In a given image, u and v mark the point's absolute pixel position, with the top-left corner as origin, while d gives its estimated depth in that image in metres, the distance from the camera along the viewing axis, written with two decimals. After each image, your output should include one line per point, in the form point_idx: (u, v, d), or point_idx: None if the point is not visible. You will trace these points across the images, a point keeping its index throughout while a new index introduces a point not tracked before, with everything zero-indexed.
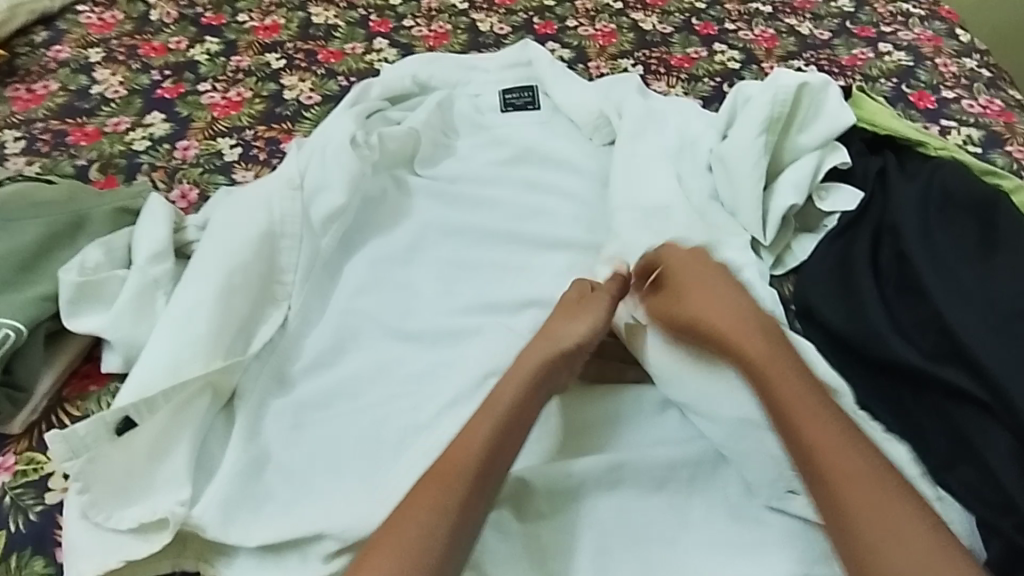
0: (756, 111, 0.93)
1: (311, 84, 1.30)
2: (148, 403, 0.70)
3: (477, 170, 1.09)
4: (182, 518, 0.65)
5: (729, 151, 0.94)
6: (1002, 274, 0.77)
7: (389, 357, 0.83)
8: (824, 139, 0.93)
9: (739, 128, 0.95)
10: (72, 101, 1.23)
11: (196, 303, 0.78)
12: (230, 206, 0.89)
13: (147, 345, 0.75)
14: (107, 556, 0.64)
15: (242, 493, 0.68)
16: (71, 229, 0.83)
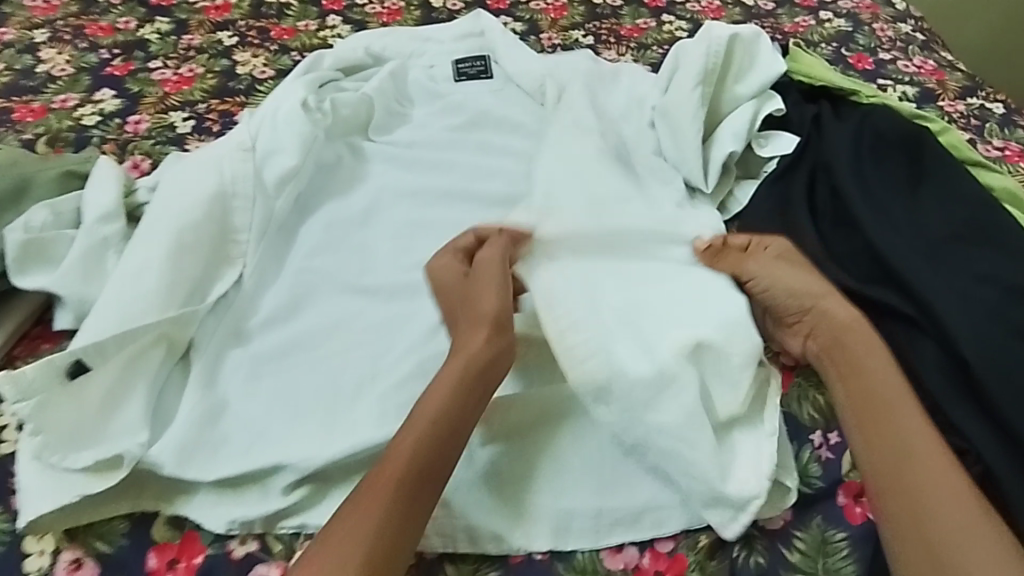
0: (696, 63, 0.97)
1: (264, 59, 1.30)
2: (98, 349, 0.69)
3: (431, 134, 1.10)
4: (137, 457, 0.66)
5: (674, 104, 0.97)
6: (930, 205, 0.81)
7: (345, 309, 0.82)
8: (760, 88, 0.96)
9: (681, 80, 0.98)
10: (17, 80, 1.21)
11: (146, 257, 0.77)
12: (181, 167, 0.89)
13: (98, 300, 0.75)
14: (62, 495, 0.64)
15: (201, 435, 0.69)
16: (16, 191, 0.82)
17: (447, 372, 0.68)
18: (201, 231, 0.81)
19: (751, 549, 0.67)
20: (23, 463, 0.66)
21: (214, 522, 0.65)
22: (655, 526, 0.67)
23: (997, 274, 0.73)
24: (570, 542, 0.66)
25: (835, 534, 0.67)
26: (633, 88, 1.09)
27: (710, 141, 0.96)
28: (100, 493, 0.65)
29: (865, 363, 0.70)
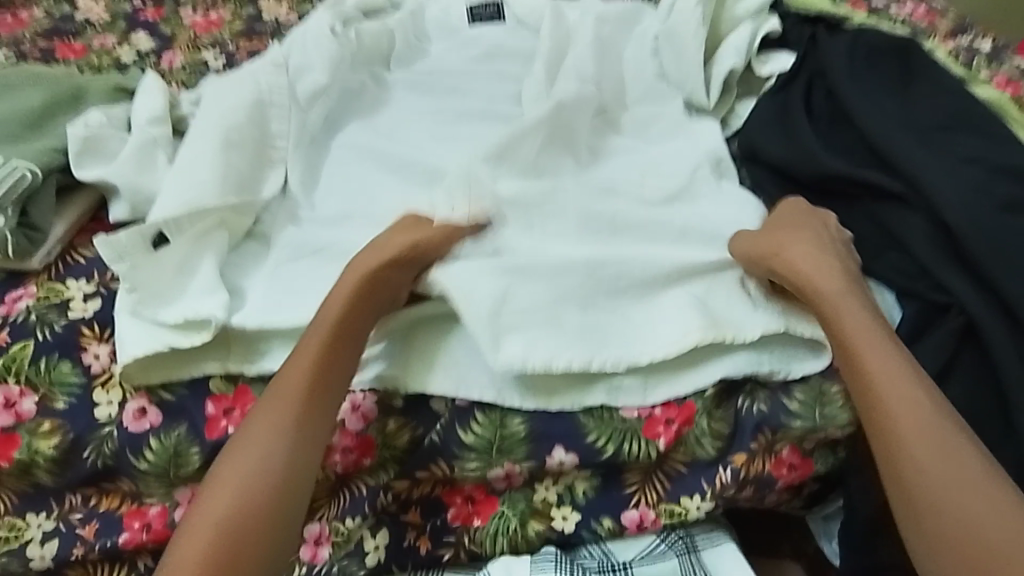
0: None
1: (288, 6, 1.37)
2: (177, 223, 0.77)
3: (449, 66, 1.17)
4: (221, 323, 0.71)
5: (681, 21, 1.03)
6: (918, 103, 0.88)
7: (376, 190, 0.88)
8: (758, 9, 1.03)
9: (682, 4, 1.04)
10: (58, 25, 1.29)
11: (200, 152, 0.84)
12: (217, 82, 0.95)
13: (162, 191, 0.81)
14: (153, 343, 0.71)
15: (270, 303, 0.74)
16: (72, 99, 0.89)
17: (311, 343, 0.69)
18: (246, 131, 0.88)
19: (753, 398, 0.74)
20: (119, 322, 0.73)
21: None
22: (666, 382, 0.73)
23: (980, 155, 0.80)
24: (588, 399, 0.72)
25: (831, 387, 0.74)
26: (640, 17, 1.15)
27: (713, 60, 1.02)
28: (188, 348, 0.72)
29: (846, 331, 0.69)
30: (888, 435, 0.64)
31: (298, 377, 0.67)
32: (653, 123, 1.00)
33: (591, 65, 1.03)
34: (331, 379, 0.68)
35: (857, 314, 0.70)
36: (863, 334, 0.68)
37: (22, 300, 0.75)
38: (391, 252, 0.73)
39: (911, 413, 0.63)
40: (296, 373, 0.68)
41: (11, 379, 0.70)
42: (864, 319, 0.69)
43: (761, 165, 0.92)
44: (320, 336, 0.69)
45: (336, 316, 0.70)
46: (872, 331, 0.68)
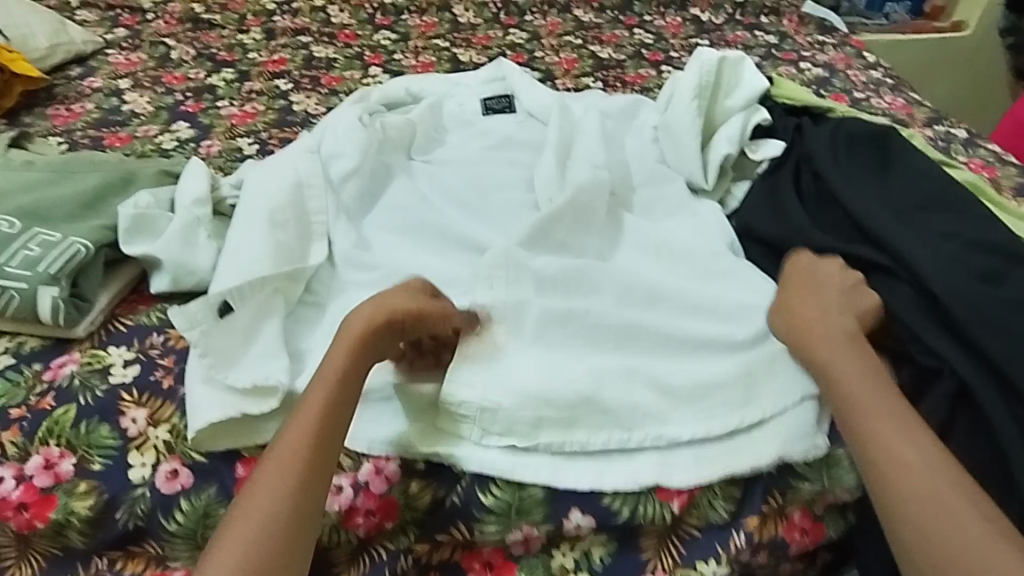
0: (690, 81, 1.13)
1: (317, 99, 1.49)
2: (240, 292, 0.84)
3: (465, 153, 1.28)
4: (287, 389, 0.76)
5: (678, 113, 1.12)
6: (897, 185, 0.96)
7: (408, 263, 0.95)
8: (748, 101, 1.12)
9: (678, 98, 1.14)
10: (106, 116, 1.40)
11: (244, 231, 0.91)
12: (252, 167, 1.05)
13: (218, 267, 0.87)
14: (225, 409, 0.74)
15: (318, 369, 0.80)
16: (124, 182, 0.97)
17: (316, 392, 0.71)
18: (284, 210, 0.95)
19: None
20: (190, 389, 0.77)
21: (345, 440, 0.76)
22: (698, 469, 0.75)
23: (958, 232, 0.86)
24: (609, 482, 0.74)
25: (836, 451, 0.77)
26: (638, 112, 1.27)
27: (709, 146, 1.11)
28: (256, 415, 0.75)
29: (844, 384, 0.73)
30: (885, 476, 0.67)
31: (307, 413, 0.70)
32: (655, 207, 1.08)
33: (601, 155, 1.12)
34: (336, 422, 0.70)
35: (860, 375, 0.73)
36: (860, 392, 0.72)
37: (67, 365, 0.80)
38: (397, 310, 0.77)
39: (904, 469, 0.66)
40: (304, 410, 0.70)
41: (53, 441, 0.74)
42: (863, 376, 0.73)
43: (757, 243, 0.99)
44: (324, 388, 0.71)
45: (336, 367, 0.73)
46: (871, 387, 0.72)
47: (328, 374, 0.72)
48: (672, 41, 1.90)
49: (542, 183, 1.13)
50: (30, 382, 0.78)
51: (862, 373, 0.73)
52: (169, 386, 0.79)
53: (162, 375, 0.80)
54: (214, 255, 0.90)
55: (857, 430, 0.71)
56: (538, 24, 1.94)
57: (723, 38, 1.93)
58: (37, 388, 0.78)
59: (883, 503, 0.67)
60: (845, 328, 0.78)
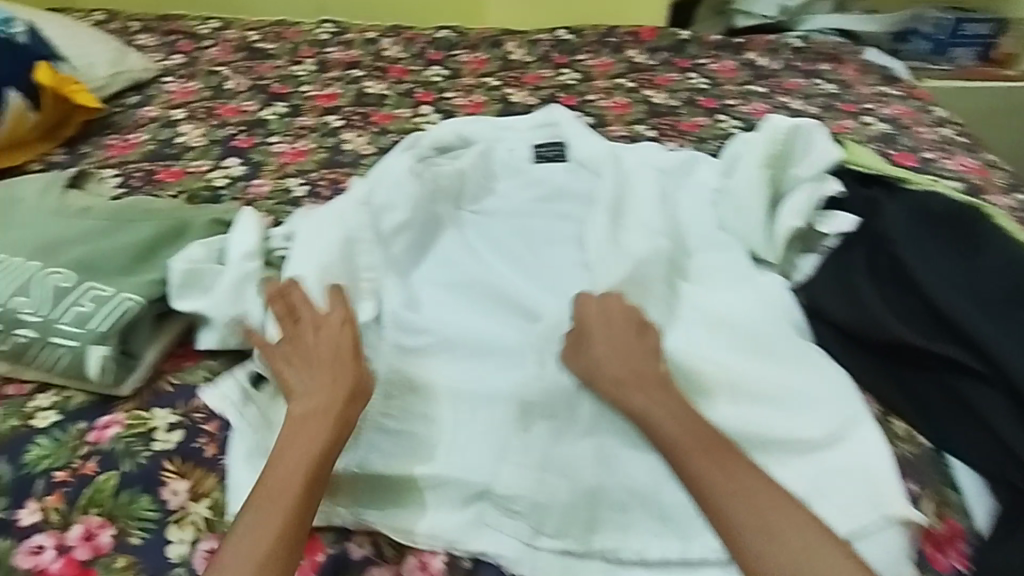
0: (758, 150, 1.09)
1: (367, 138, 1.49)
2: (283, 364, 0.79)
3: (517, 206, 1.25)
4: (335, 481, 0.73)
5: (744, 180, 1.08)
6: (986, 271, 0.89)
7: (456, 324, 0.89)
8: (818, 172, 1.07)
9: (743, 164, 1.09)
10: (160, 149, 1.41)
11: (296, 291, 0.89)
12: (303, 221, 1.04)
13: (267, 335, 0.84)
14: None
15: (371, 449, 0.78)
16: (178, 232, 0.96)
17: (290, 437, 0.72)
18: (337, 268, 0.93)
19: None
20: (233, 463, 0.75)
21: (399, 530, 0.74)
22: None
23: None
24: None
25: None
26: (697, 167, 1.22)
27: (776, 216, 1.06)
28: None
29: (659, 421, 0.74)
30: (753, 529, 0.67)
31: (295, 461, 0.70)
32: (716, 277, 1.03)
33: (661, 221, 1.08)
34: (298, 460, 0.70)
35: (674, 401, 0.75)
36: (714, 442, 0.72)
37: (111, 427, 0.78)
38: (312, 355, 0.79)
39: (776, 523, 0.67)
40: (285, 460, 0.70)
41: (93, 511, 0.72)
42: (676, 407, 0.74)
43: (824, 324, 0.95)
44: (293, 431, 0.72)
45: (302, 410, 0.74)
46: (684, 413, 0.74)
47: (310, 427, 0.73)
48: (728, 86, 1.85)
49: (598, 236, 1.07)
50: (73, 443, 0.77)
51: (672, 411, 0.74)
52: (212, 455, 0.76)
53: (205, 441, 0.77)
54: (264, 313, 0.88)
55: (685, 456, 0.71)
56: (589, 64, 1.91)
57: (780, 84, 1.88)
58: (81, 451, 0.76)
59: (717, 517, 0.68)
60: (655, 372, 0.78)
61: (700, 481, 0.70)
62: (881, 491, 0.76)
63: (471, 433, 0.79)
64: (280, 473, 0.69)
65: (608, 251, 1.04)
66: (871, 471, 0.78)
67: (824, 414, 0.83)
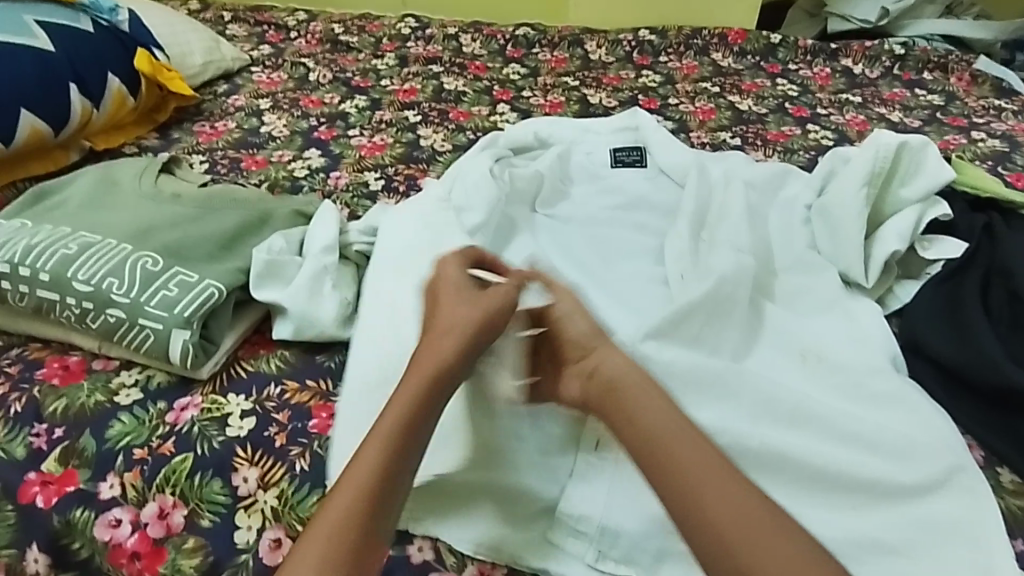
0: (864, 165, 1.01)
1: (444, 135, 1.49)
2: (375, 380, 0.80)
3: (592, 212, 1.22)
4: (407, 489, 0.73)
5: (843, 197, 1.01)
6: None
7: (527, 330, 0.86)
8: (926, 194, 0.99)
9: (841, 181, 1.02)
10: (246, 137, 1.45)
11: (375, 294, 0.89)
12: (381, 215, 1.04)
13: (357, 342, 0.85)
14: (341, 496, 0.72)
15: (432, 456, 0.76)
16: (260, 222, 0.98)
17: (402, 396, 0.72)
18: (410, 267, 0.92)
19: None
20: (307, 458, 0.75)
21: (461, 541, 0.73)
22: None
23: None
24: None
25: None
26: (787, 182, 1.15)
27: (874, 238, 0.99)
28: None
29: (646, 421, 0.71)
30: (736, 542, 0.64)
31: (368, 459, 0.67)
32: (804, 300, 0.97)
33: (747, 238, 1.03)
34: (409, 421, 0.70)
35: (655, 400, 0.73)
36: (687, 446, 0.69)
37: (189, 410, 0.79)
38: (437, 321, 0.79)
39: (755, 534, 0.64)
40: (360, 459, 0.67)
41: (168, 490, 0.74)
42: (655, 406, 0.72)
43: (925, 360, 0.88)
44: (413, 387, 0.72)
45: (427, 372, 0.73)
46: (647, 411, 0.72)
47: (423, 391, 0.72)
48: (819, 94, 1.76)
49: (679, 250, 1.03)
50: (154, 422, 0.78)
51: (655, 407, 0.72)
52: (280, 445, 0.77)
53: (276, 431, 0.78)
54: (338, 308, 0.89)
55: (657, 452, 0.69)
56: (672, 67, 1.85)
57: (878, 94, 1.76)
58: (160, 430, 0.78)
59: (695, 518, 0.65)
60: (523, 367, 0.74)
61: (676, 485, 0.67)
62: (981, 552, 0.70)
63: (537, 446, 0.77)
64: (384, 429, 0.70)
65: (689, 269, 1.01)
66: (975, 528, 0.72)
67: (925, 458, 0.76)
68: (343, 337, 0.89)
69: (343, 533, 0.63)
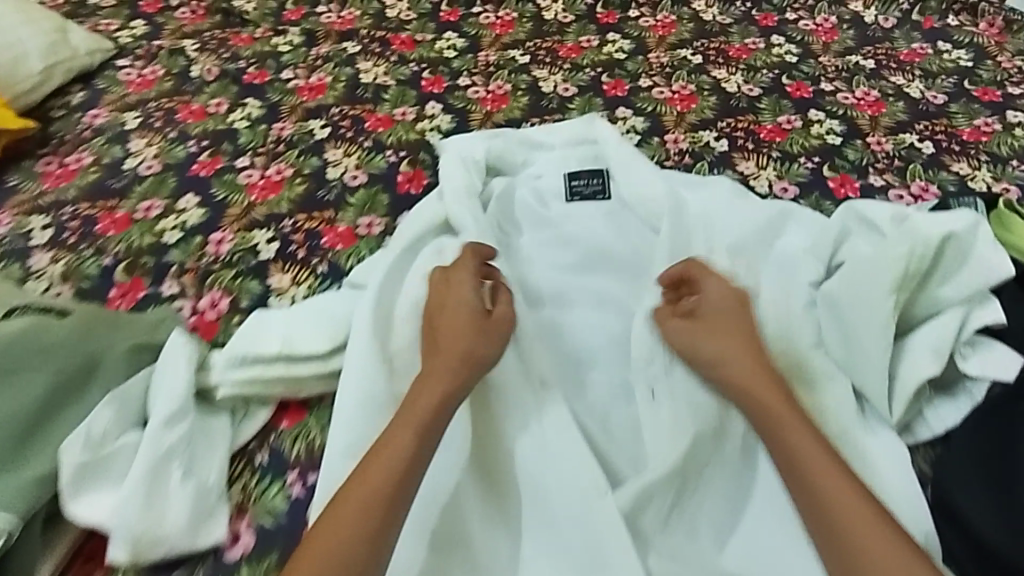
0: (899, 267, 0.76)
1: (357, 159, 1.18)
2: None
3: (540, 280, 0.96)
4: None
5: (861, 300, 0.77)
6: None
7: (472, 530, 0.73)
8: (974, 293, 0.75)
9: (858, 276, 0.78)
10: (104, 179, 1.15)
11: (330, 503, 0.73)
12: (257, 338, 0.82)
13: None
14: None
15: None
16: (84, 377, 0.74)
17: (424, 390, 0.73)
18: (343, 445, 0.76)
19: None
20: None
21: None
22: None
23: None
24: None
25: None
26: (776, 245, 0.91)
27: (901, 349, 0.76)
28: None
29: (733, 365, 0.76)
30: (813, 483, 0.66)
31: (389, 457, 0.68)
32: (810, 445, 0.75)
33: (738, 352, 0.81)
34: (440, 405, 0.72)
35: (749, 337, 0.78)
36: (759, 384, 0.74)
37: None
38: (443, 313, 0.80)
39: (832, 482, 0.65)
40: (387, 450, 0.68)
41: None
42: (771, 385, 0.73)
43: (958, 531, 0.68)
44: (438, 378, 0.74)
45: (445, 367, 0.75)
46: (798, 423, 0.70)
47: (441, 375, 0.74)
48: (823, 56, 1.43)
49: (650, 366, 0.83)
50: None
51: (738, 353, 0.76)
52: None
53: None
54: (191, 505, 0.70)
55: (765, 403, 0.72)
56: (644, 27, 1.50)
57: (894, 53, 1.44)
58: None
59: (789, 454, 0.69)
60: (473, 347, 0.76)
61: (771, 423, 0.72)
62: None
63: None
64: (406, 413, 0.71)
65: (664, 387, 0.82)
66: None
67: None
68: (202, 544, 0.70)
69: (368, 512, 0.64)
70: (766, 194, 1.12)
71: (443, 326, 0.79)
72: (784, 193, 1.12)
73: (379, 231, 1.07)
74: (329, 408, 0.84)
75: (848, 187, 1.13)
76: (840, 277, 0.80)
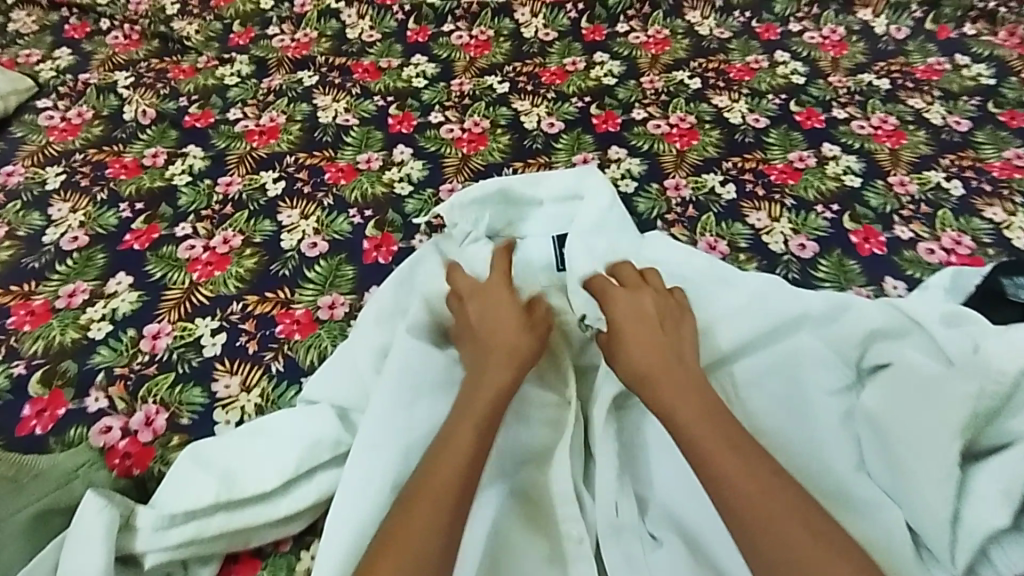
0: (963, 402, 0.65)
1: (317, 221, 1.03)
2: None
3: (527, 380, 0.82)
4: None
5: (912, 435, 0.67)
6: None
7: None
8: None
9: (914, 403, 0.68)
10: (20, 257, 0.99)
11: None
12: (191, 485, 0.71)
13: None
14: None
15: None
16: None
17: (494, 367, 0.72)
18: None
19: None
20: None
21: None
22: None
23: None
24: None
25: None
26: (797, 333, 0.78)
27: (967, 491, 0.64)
28: None
29: (631, 338, 0.72)
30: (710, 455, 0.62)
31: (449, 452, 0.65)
32: None
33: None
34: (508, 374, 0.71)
35: (642, 311, 0.75)
36: (642, 351, 0.71)
37: None
38: (481, 299, 0.78)
39: (722, 453, 0.61)
40: (450, 447, 0.64)
41: None
42: (665, 346, 0.71)
43: None
44: (502, 344, 0.73)
45: (503, 343, 0.74)
46: (688, 387, 0.67)
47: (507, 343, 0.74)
48: (835, 74, 1.29)
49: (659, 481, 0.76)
50: None
51: (634, 323, 0.73)
52: None
53: None
54: None
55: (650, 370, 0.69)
56: (635, 44, 1.34)
57: (910, 67, 1.30)
58: None
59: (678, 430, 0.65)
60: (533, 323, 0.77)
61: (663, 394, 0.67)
62: None
63: None
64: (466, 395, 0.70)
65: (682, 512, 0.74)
66: None
67: None
68: None
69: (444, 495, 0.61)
70: (782, 253, 1.00)
71: (476, 316, 0.77)
72: (802, 252, 0.99)
73: (343, 313, 0.92)
74: (285, 557, 0.72)
75: (873, 242, 1.00)
76: (884, 398, 0.70)
